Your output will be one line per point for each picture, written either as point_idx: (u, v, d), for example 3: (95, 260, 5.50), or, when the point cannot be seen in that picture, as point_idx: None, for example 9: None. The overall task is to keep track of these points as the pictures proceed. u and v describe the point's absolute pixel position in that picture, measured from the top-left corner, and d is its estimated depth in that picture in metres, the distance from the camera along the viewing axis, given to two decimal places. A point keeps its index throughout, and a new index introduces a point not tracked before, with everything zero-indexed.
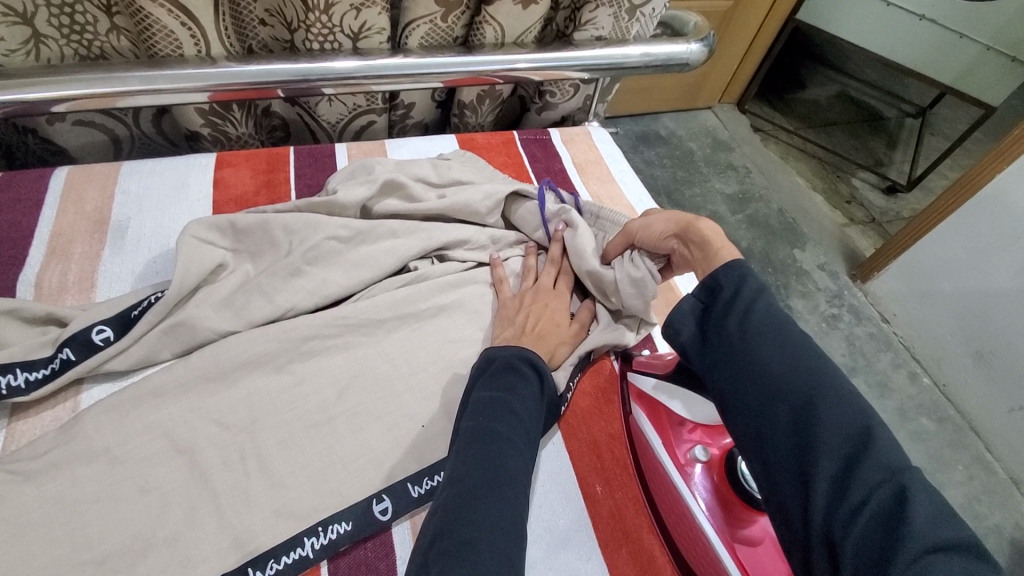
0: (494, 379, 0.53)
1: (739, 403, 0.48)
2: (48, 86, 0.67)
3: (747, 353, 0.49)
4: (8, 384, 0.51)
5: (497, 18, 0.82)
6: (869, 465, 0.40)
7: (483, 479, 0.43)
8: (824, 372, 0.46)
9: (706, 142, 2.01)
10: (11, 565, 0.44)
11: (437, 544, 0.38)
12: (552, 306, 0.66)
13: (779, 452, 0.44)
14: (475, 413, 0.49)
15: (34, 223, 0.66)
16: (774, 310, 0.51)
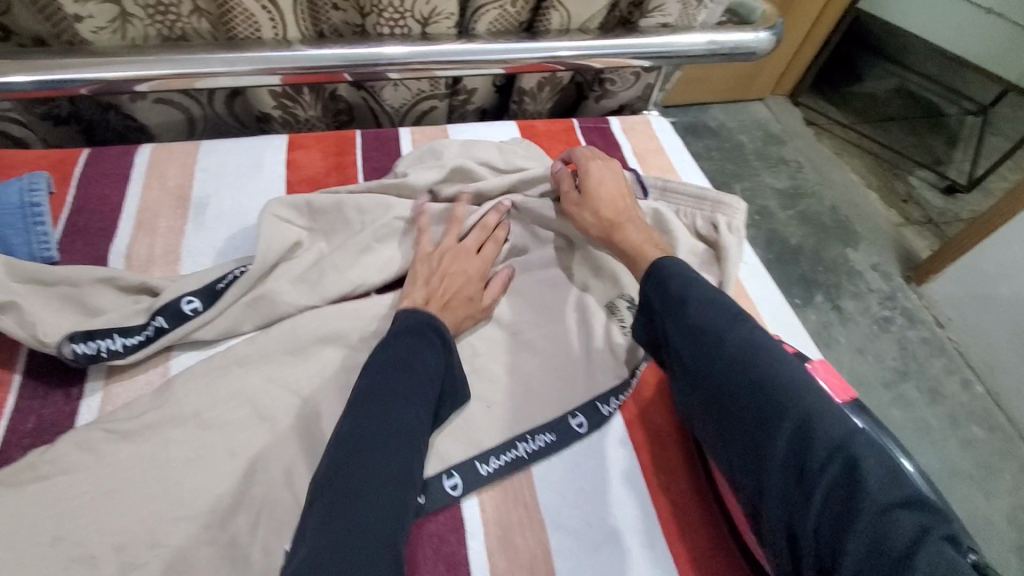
0: (397, 342, 0.53)
1: (693, 398, 0.52)
2: (131, 67, 0.71)
3: (696, 349, 0.52)
4: (107, 348, 0.55)
5: (566, 3, 0.81)
6: (818, 439, 0.44)
7: (368, 438, 0.45)
8: (766, 354, 0.49)
9: (757, 135, 1.95)
10: (114, 517, 0.47)
11: (313, 511, 0.42)
12: (449, 271, 0.63)
13: (739, 442, 0.48)
14: (373, 372, 0.50)
15: (122, 198, 0.69)
16: (712, 298, 0.54)
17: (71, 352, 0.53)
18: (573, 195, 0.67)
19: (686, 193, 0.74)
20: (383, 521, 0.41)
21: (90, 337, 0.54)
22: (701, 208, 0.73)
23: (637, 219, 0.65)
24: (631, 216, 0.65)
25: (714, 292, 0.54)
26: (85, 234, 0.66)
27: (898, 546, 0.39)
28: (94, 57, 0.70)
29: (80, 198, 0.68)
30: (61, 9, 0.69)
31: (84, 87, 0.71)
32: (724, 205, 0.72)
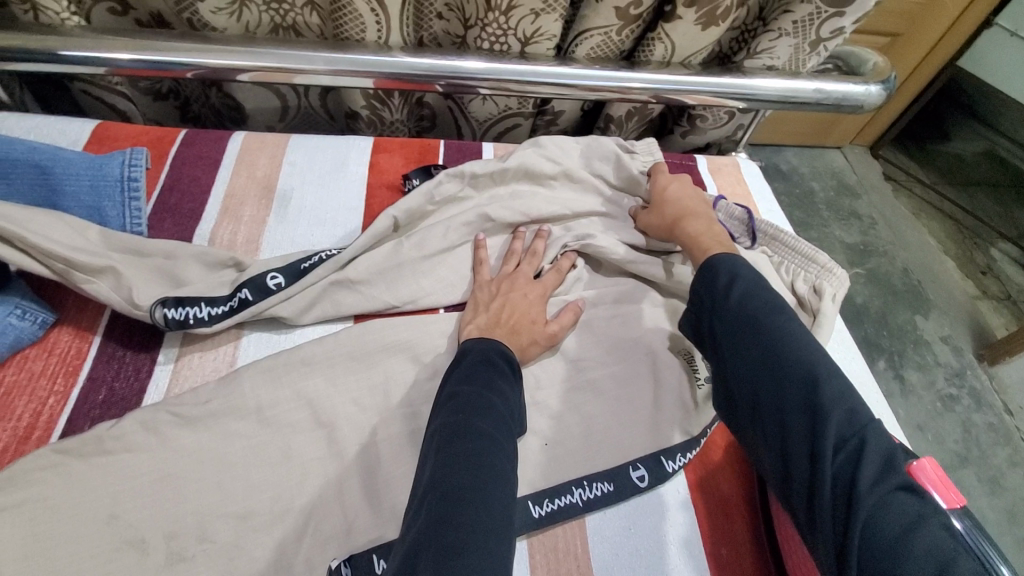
0: (468, 374, 0.51)
1: (729, 384, 0.51)
2: (237, 57, 0.74)
3: (733, 334, 0.52)
4: (194, 316, 0.56)
5: (671, 36, 0.78)
6: (835, 424, 0.43)
7: (464, 452, 0.43)
8: (800, 344, 0.48)
9: (831, 184, 1.86)
10: (171, 503, 0.48)
11: (415, 547, 0.37)
12: (514, 297, 0.62)
13: (765, 425, 0.47)
14: (450, 404, 0.48)
15: (211, 181, 0.71)
16: (756, 288, 0.53)
17: (162, 317, 0.54)
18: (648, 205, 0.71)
19: (797, 251, 0.73)
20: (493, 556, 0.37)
21: (181, 304, 0.55)
22: (807, 270, 0.72)
23: (702, 215, 0.66)
24: (694, 214, 0.66)
25: (764, 286, 0.53)
26: (174, 214, 0.67)
27: (899, 521, 0.37)
28: (203, 44, 0.73)
29: (172, 177, 0.70)
30: None
31: (190, 71, 0.74)
32: (830, 272, 0.70)
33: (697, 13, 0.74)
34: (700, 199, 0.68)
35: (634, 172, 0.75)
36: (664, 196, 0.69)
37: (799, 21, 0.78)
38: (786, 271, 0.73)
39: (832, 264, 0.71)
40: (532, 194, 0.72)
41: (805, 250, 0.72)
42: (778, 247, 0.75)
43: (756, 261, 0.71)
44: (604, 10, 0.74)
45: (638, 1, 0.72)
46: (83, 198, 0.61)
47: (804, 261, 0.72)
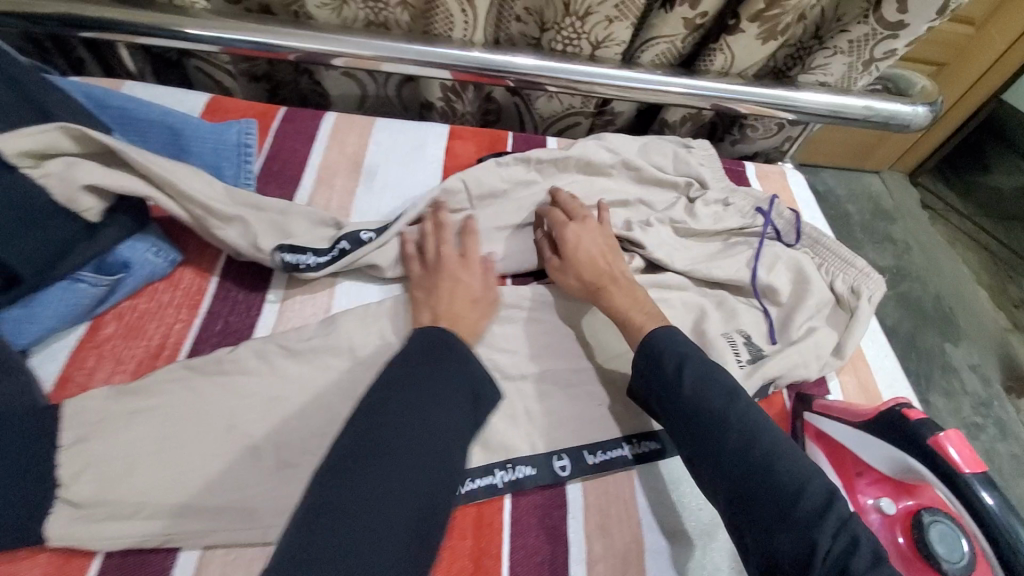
0: (425, 357, 0.52)
1: (710, 474, 0.52)
2: (336, 44, 0.82)
3: (701, 415, 0.53)
4: (305, 262, 0.64)
5: (732, 47, 0.84)
6: (832, 515, 0.46)
7: (403, 457, 0.44)
8: (762, 434, 0.51)
9: (867, 207, 1.88)
10: (281, 419, 0.56)
11: (314, 511, 0.40)
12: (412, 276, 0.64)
13: (755, 511, 0.48)
14: (389, 375, 0.50)
15: (308, 153, 0.79)
16: (711, 372, 0.56)
17: (280, 260, 0.63)
18: (557, 258, 0.70)
19: (836, 253, 0.78)
20: (377, 548, 0.39)
21: (294, 251, 0.64)
22: (846, 272, 0.77)
23: (622, 282, 0.67)
24: (618, 281, 0.66)
25: (714, 370, 0.56)
26: (277, 179, 0.76)
27: None
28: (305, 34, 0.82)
29: (275, 147, 0.79)
30: None
31: (292, 53, 0.83)
32: (867, 276, 0.77)
33: (758, 28, 0.80)
34: (617, 253, 0.70)
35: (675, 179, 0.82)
36: (577, 245, 0.68)
37: (854, 41, 0.84)
38: (823, 270, 0.78)
39: (869, 270, 0.77)
40: (585, 182, 0.79)
41: (844, 253, 0.78)
42: (819, 250, 0.79)
43: (801, 258, 0.76)
44: (673, 21, 0.80)
45: (705, 13, 0.79)
46: (205, 158, 0.70)
47: (843, 264, 0.78)
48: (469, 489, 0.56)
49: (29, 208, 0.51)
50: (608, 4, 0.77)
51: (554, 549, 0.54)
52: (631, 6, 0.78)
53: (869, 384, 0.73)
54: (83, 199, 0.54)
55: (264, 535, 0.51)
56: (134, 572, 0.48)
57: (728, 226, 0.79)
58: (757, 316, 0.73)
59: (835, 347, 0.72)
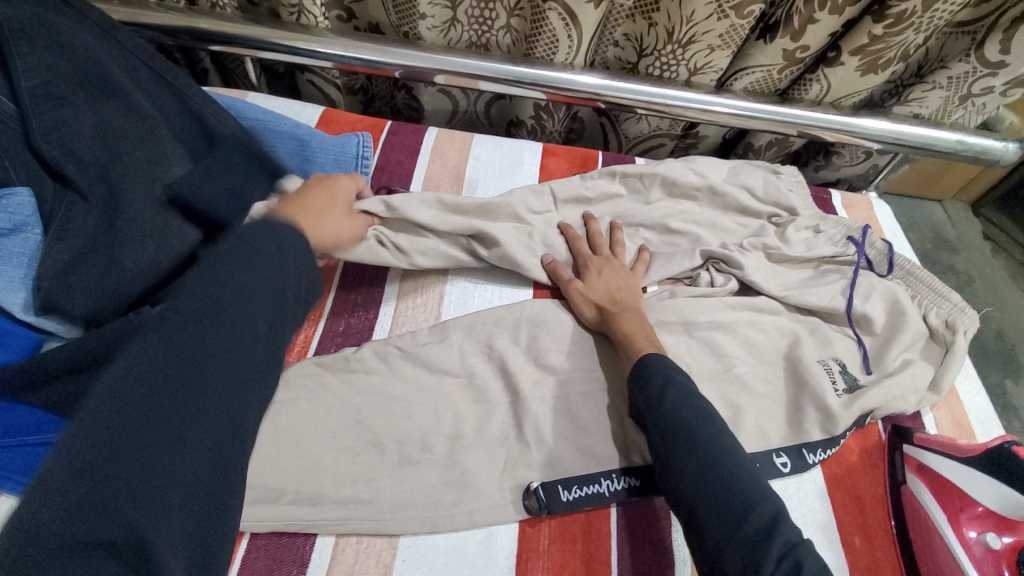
0: (252, 236, 0.46)
1: (672, 490, 0.53)
2: (442, 63, 0.86)
3: (675, 433, 0.54)
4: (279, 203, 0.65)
5: (829, 78, 0.86)
6: (777, 538, 0.45)
7: (179, 365, 0.39)
8: (723, 458, 0.52)
9: (929, 236, 1.72)
10: (400, 417, 0.60)
11: (91, 454, 0.34)
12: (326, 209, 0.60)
13: (710, 533, 0.48)
14: (206, 274, 0.43)
15: (413, 165, 0.84)
16: (691, 397, 0.57)
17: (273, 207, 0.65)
18: (577, 282, 0.71)
19: (930, 286, 0.78)
20: (154, 521, 0.35)
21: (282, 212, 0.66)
22: (940, 306, 0.76)
23: (637, 310, 0.68)
24: (629, 308, 0.68)
25: (694, 396, 0.57)
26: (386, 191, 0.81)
27: None
28: (414, 52, 0.87)
29: (383, 158, 0.83)
30: (417, 8, 0.86)
31: (398, 71, 0.87)
32: (962, 311, 0.75)
33: (860, 61, 0.81)
34: (630, 284, 0.71)
35: (760, 206, 0.84)
36: (594, 273, 0.72)
37: (954, 77, 0.84)
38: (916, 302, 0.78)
39: (965, 305, 0.76)
40: (662, 209, 0.81)
41: (938, 286, 0.78)
42: (910, 281, 0.80)
43: (896, 289, 0.76)
44: (772, 51, 0.82)
45: (806, 46, 0.80)
46: (327, 168, 0.75)
47: (937, 297, 0.77)
48: (576, 496, 0.58)
49: None
50: (712, 33, 0.80)
51: (659, 560, 0.56)
52: (735, 36, 0.80)
53: (962, 419, 0.73)
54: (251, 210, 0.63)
55: (388, 529, 0.54)
56: (278, 552, 0.52)
57: (820, 253, 0.80)
58: (851, 344, 0.73)
59: (931, 381, 0.72)
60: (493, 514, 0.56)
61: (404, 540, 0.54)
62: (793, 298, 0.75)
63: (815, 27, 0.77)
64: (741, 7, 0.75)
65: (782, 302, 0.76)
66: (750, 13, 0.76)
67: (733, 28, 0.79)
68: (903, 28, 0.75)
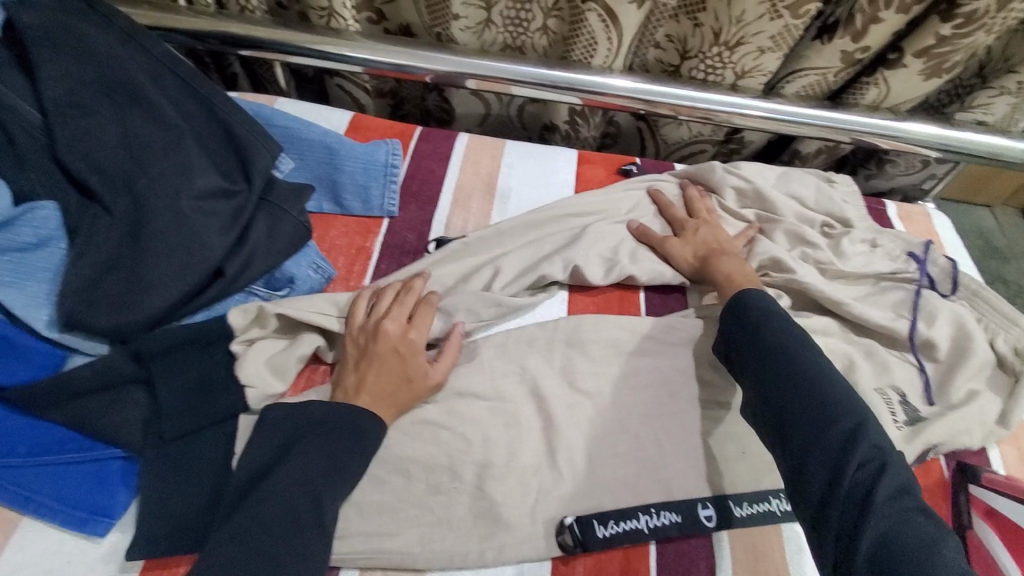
0: (332, 433, 0.52)
1: (760, 406, 0.52)
2: (475, 67, 0.83)
3: (772, 352, 0.54)
4: (279, 292, 0.64)
5: (889, 82, 0.80)
6: (865, 447, 0.46)
7: (266, 521, 0.45)
8: (820, 377, 0.51)
9: (977, 244, 1.62)
10: (427, 442, 0.57)
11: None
12: (387, 356, 0.58)
13: (798, 436, 0.48)
14: (299, 462, 0.50)
15: (444, 173, 0.81)
16: (785, 325, 0.56)
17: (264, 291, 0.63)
18: (670, 237, 0.73)
19: (1000, 309, 0.72)
20: None
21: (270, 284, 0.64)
22: (1009, 331, 0.70)
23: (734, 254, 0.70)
24: (726, 251, 0.70)
25: (791, 325, 0.56)
26: (416, 200, 0.78)
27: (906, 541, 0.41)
28: (446, 55, 0.83)
29: (413, 166, 0.81)
30: (450, 8, 0.83)
31: (427, 75, 0.84)
32: None
33: (924, 63, 0.75)
34: (726, 235, 0.73)
35: (809, 217, 0.79)
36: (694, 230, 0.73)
37: None
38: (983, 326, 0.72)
39: None
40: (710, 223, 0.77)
41: (1008, 308, 0.71)
42: (978, 303, 0.74)
43: (963, 311, 0.71)
44: (827, 53, 0.77)
45: (867, 48, 0.75)
46: (356, 178, 0.73)
47: (1005, 321, 0.71)
48: (612, 532, 0.54)
49: (190, 231, 0.56)
50: (764, 35, 0.75)
51: None
52: (789, 37, 0.75)
53: None
54: (268, 241, 0.62)
55: (415, 563, 0.51)
56: None
57: (876, 270, 0.74)
58: (911, 370, 0.68)
59: (1001, 415, 0.66)
60: (524, 550, 0.53)
61: (432, 574, 0.51)
62: (850, 319, 0.70)
63: (878, 27, 0.72)
64: (796, 7, 0.71)
65: (834, 322, 0.71)
66: (806, 13, 0.72)
67: (786, 28, 0.74)
68: (974, 29, 0.69)
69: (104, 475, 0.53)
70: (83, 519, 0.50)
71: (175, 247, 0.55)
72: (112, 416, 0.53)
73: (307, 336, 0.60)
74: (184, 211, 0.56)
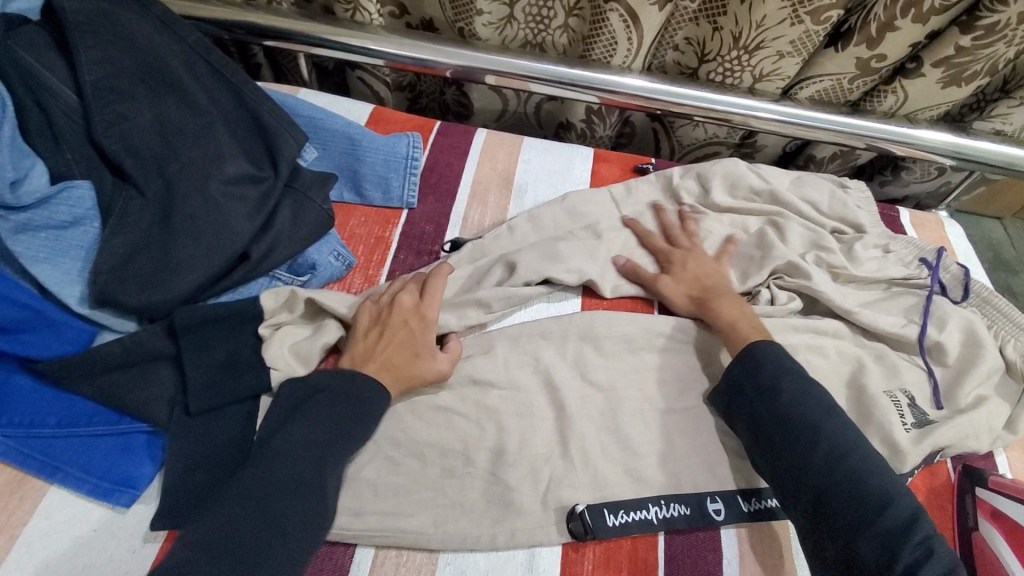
0: (337, 401, 0.53)
1: (790, 480, 0.51)
2: (496, 62, 0.84)
3: (792, 420, 0.53)
4: (303, 280, 0.66)
5: (907, 91, 0.81)
6: (912, 527, 0.45)
7: (275, 479, 0.45)
8: (851, 445, 0.50)
9: (987, 255, 1.62)
10: (443, 428, 0.58)
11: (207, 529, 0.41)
12: (397, 327, 0.59)
13: (839, 511, 0.47)
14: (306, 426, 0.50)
15: (462, 167, 0.82)
16: (805, 386, 0.55)
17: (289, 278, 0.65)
18: (662, 276, 0.71)
19: (1010, 317, 0.73)
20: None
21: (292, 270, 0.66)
22: (1019, 339, 0.71)
23: (728, 293, 0.68)
24: (722, 291, 0.68)
25: (812, 385, 0.55)
26: (435, 193, 0.79)
27: None
28: (469, 50, 0.85)
29: (432, 160, 0.82)
30: (474, 4, 0.84)
31: (449, 70, 0.86)
32: None
33: (943, 72, 0.76)
34: (715, 268, 0.71)
35: (822, 220, 0.80)
36: (682, 264, 0.71)
37: None
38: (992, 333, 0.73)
39: None
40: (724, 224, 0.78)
41: (1018, 316, 0.72)
42: (988, 310, 0.74)
43: (974, 318, 0.71)
44: (845, 59, 0.78)
45: (883, 56, 0.76)
46: (378, 170, 0.75)
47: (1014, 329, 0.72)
48: (622, 522, 0.55)
49: (217, 215, 0.57)
50: (783, 39, 0.76)
51: None
52: (809, 42, 0.76)
53: None
54: (293, 228, 0.64)
55: (429, 544, 0.52)
56: (318, 561, 0.52)
57: (888, 275, 0.75)
58: (920, 375, 0.69)
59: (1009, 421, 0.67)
60: (536, 535, 0.54)
61: (445, 556, 0.53)
62: (861, 323, 0.70)
63: (894, 35, 0.72)
64: (818, 13, 0.72)
65: (844, 324, 0.72)
66: (827, 19, 0.72)
67: (807, 33, 0.75)
68: (993, 40, 0.70)
69: (130, 449, 0.54)
70: (109, 490, 0.52)
71: (203, 232, 0.56)
72: (139, 392, 0.54)
73: (330, 324, 0.61)
74: (212, 196, 0.57)
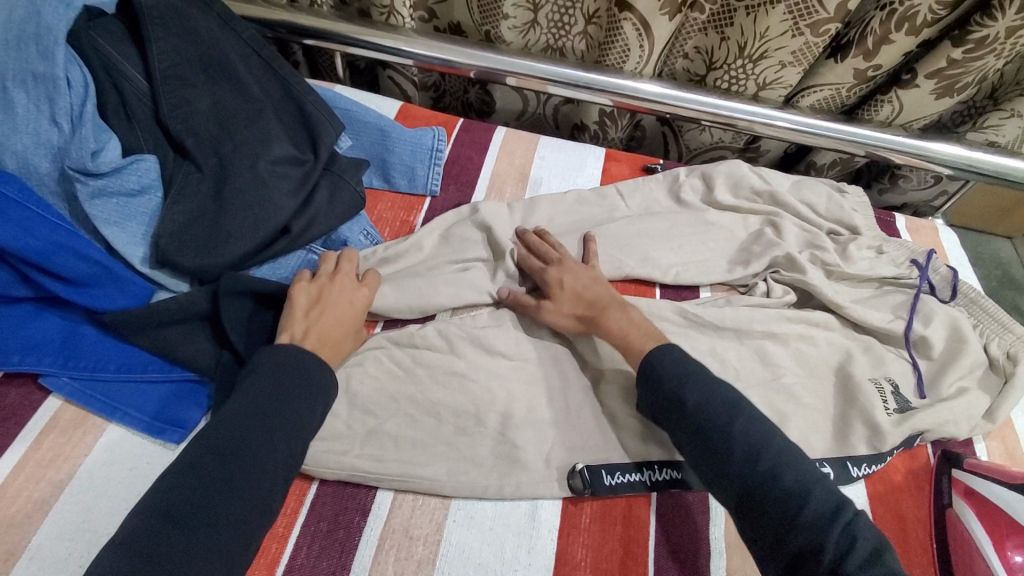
0: (281, 362, 0.54)
1: (718, 482, 0.52)
2: (517, 63, 0.90)
3: (705, 419, 0.54)
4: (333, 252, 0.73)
5: (901, 100, 0.86)
6: (829, 506, 0.46)
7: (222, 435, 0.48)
8: (762, 440, 0.51)
9: (994, 273, 1.65)
10: (456, 392, 0.64)
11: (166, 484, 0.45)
12: (333, 301, 0.63)
13: (761, 507, 0.48)
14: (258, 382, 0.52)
15: (482, 161, 0.89)
16: (708, 382, 0.56)
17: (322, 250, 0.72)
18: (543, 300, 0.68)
19: (994, 317, 0.77)
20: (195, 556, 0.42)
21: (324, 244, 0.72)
22: (1002, 337, 0.75)
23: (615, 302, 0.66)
24: (608, 302, 0.67)
25: (713, 384, 0.56)
26: (455, 183, 0.86)
27: None
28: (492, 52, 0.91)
29: (454, 153, 0.88)
30: (501, 8, 0.91)
31: (473, 71, 0.92)
32: None
33: (936, 84, 0.81)
34: (594, 276, 0.69)
35: (817, 222, 0.85)
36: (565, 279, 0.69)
37: None
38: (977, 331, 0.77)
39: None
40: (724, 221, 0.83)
41: (1000, 315, 0.77)
42: (973, 309, 0.79)
43: (959, 316, 0.76)
44: (844, 70, 0.83)
45: (879, 67, 0.81)
46: (404, 160, 0.81)
47: (998, 328, 0.76)
48: (616, 482, 0.60)
49: (262, 192, 0.64)
50: (785, 50, 0.82)
51: (696, 548, 0.58)
52: (809, 53, 0.82)
53: (1017, 453, 0.71)
54: (328, 207, 0.70)
55: (442, 491, 0.58)
56: (342, 500, 0.58)
57: (879, 273, 0.79)
58: (905, 366, 0.73)
59: (989, 412, 0.71)
60: (539, 489, 0.59)
61: (456, 503, 0.58)
62: (851, 316, 0.75)
63: (890, 48, 0.78)
64: (817, 26, 0.77)
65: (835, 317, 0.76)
66: (825, 32, 0.78)
67: (807, 45, 0.80)
68: (984, 53, 0.75)
69: (180, 395, 0.61)
70: (161, 428, 0.58)
71: (250, 205, 0.63)
72: (189, 345, 0.61)
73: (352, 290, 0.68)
74: (259, 174, 0.64)
